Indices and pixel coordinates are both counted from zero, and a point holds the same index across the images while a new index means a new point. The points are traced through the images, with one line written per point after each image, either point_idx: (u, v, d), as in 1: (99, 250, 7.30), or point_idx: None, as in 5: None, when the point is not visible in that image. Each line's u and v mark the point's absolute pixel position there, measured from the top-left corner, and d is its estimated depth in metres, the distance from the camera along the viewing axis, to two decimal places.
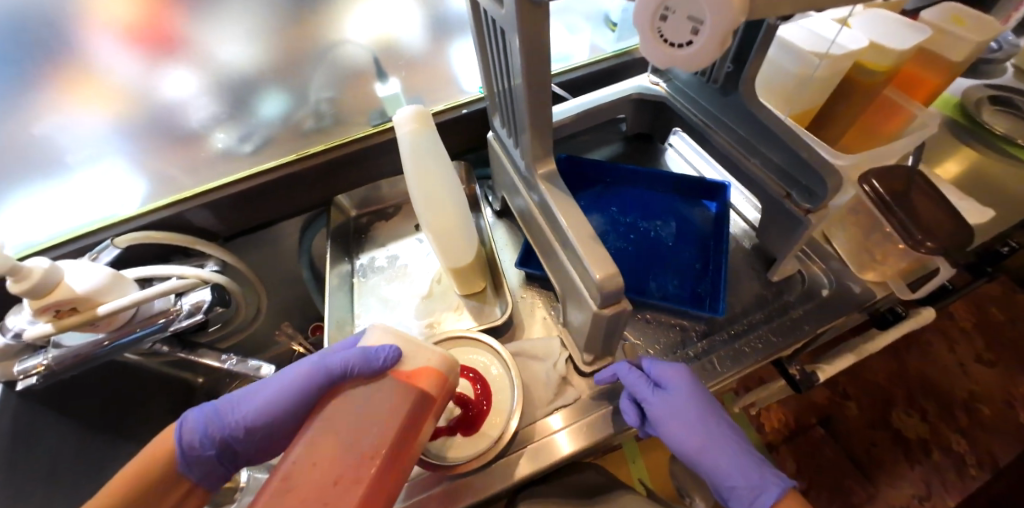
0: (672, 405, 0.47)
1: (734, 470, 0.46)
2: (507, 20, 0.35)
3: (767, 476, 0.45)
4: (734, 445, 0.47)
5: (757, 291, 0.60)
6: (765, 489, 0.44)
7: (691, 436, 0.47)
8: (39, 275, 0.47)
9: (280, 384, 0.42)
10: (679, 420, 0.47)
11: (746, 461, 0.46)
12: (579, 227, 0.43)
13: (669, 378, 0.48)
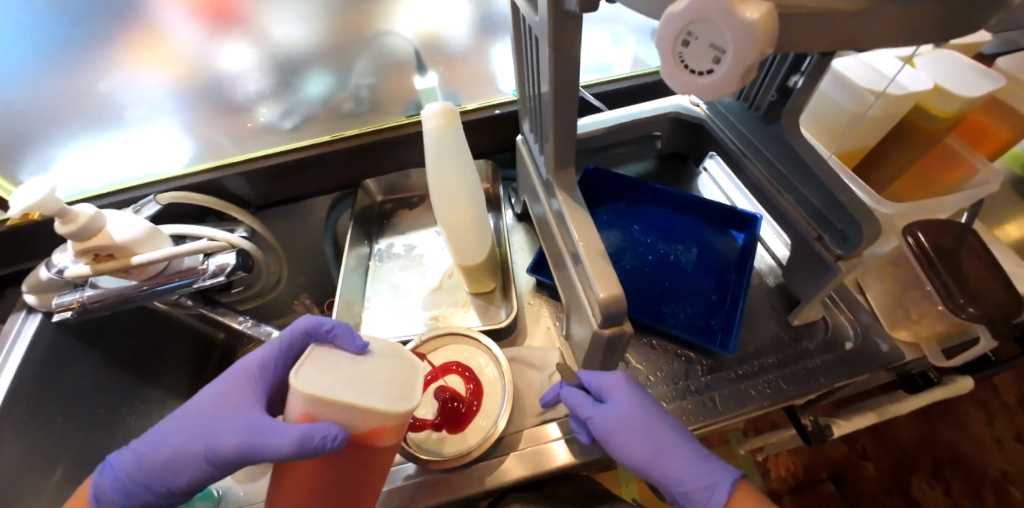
0: (617, 416, 0.45)
1: (686, 472, 0.44)
2: (540, 27, 0.35)
3: (718, 473, 0.44)
4: (685, 445, 0.45)
5: (774, 332, 0.57)
6: (715, 484, 0.43)
7: (642, 448, 0.44)
8: (83, 220, 0.51)
9: (199, 453, 0.40)
10: (627, 431, 0.45)
11: (696, 459, 0.44)
12: (590, 243, 0.43)
13: (610, 388, 0.47)
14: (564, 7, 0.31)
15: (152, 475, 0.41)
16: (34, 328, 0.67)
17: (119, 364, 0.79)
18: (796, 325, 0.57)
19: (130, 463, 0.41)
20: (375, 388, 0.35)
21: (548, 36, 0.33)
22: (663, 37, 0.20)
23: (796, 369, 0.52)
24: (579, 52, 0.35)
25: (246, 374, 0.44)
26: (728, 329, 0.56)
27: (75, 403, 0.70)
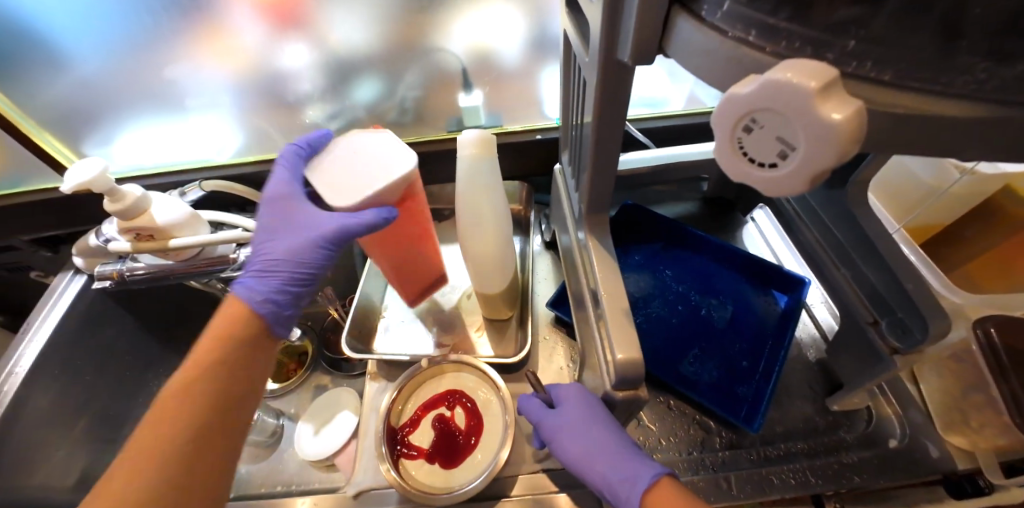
0: (562, 418, 0.45)
1: (612, 469, 0.42)
2: (591, 70, 0.32)
3: (642, 470, 0.41)
4: (622, 446, 0.43)
5: (807, 414, 0.52)
6: (634, 478, 0.40)
7: (577, 446, 0.44)
8: (129, 201, 0.53)
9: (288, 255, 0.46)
10: (568, 434, 0.44)
11: (630, 459, 0.42)
12: (614, 298, 0.40)
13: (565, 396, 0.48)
14: (616, 56, 0.28)
15: (286, 290, 0.46)
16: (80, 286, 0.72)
17: (149, 331, 0.83)
18: (834, 410, 0.52)
19: (261, 278, 0.46)
20: (381, 169, 0.43)
21: (596, 84, 0.31)
22: (724, 123, 0.18)
23: (828, 462, 0.47)
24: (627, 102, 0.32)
25: (283, 199, 0.47)
26: (755, 403, 0.51)
27: (101, 364, 0.75)
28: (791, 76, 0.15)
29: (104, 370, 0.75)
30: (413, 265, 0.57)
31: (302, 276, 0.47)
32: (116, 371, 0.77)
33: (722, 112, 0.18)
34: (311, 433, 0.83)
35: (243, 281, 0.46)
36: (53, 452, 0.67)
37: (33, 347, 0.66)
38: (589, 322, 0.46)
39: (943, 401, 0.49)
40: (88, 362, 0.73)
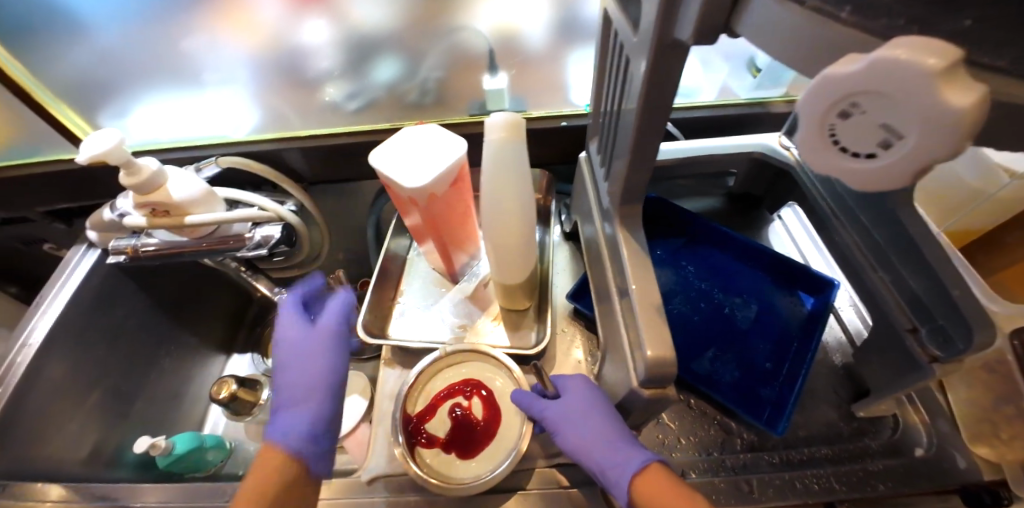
0: (565, 407, 0.45)
1: (606, 457, 0.41)
2: (637, 51, 0.30)
3: (637, 459, 0.41)
4: (620, 436, 0.43)
5: (830, 419, 0.51)
6: (626, 466, 0.40)
7: (574, 433, 0.44)
8: (145, 175, 0.52)
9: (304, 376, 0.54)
10: (569, 422, 0.44)
11: (627, 448, 0.42)
12: (644, 293, 0.38)
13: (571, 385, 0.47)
14: (671, 37, 0.27)
15: (318, 428, 0.50)
16: (91, 261, 0.72)
17: (161, 308, 0.83)
18: (860, 416, 0.50)
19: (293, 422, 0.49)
20: (445, 153, 0.47)
21: (646, 66, 0.29)
22: (816, 110, 0.17)
23: (854, 469, 0.46)
24: (676, 87, 0.31)
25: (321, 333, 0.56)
26: (779, 406, 0.50)
27: (114, 338, 0.75)
28: (902, 52, 0.14)
29: (116, 344, 0.75)
30: (457, 243, 0.58)
31: (328, 409, 0.52)
32: (128, 346, 0.77)
33: (813, 97, 0.17)
34: None
35: (276, 430, 0.49)
36: (66, 423, 0.68)
37: (45, 319, 0.67)
38: (614, 316, 0.45)
39: (974, 412, 0.47)
40: (101, 336, 0.73)
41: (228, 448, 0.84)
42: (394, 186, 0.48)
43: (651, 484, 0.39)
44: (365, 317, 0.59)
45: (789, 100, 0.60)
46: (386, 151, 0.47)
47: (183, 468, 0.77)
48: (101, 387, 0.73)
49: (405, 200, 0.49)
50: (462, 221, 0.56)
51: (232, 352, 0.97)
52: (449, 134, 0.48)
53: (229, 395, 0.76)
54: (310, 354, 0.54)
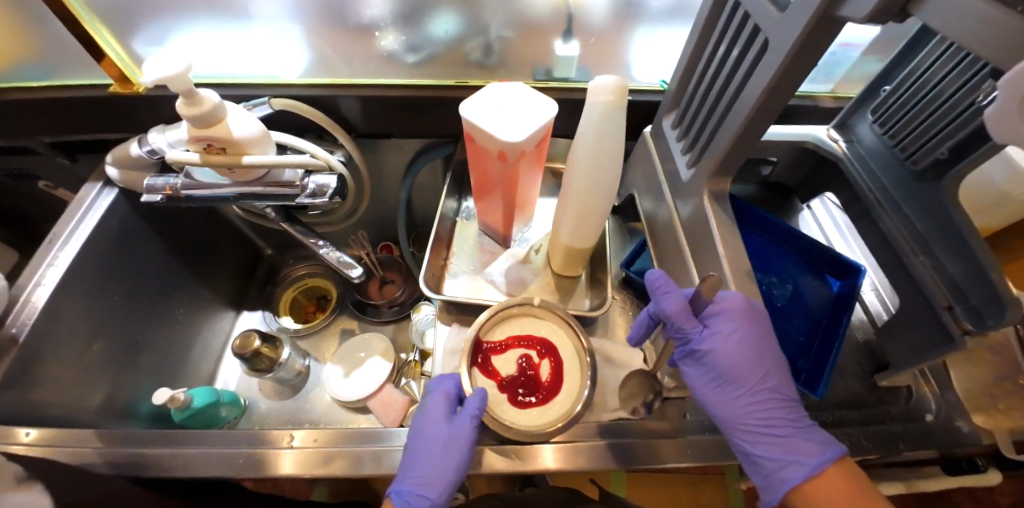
0: (724, 347, 0.45)
1: (767, 442, 0.45)
2: (784, 26, 0.32)
3: (812, 457, 0.43)
4: (786, 415, 0.45)
5: (855, 389, 0.57)
6: (800, 464, 0.43)
7: (722, 379, 0.46)
8: (207, 106, 0.49)
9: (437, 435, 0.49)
10: (726, 362, 0.46)
11: (799, 440, 0.44)
12: (735, 259, 0.42)
13: (740, 319, 0.44)
14: (835, 13, 0.29)
15: (443, 495, 0.48)
16: (110, 202, 0.67)
17: (174, 257, 0.79)
18: (880, 385, 0.57)
19: (421, 489, 0.48)
20: (537, 110, 0.46)
21: (793, 41, 0.31)
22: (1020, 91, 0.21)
23: (881, 429, 0.52)
24: (812, 65, 0.33)
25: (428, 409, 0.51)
26: (815, 374, 0.56)
27: (129, 285, 0.71)
28: None
29: (131, 292, 0.71)
30: (520, 204, 0.58)
31: (457, 478, 0.48)
32: (142, 293, 0.73)
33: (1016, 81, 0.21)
34: (341, 376, 0.82)
35: (400, 489, 0.48)
36: (82, 370, 0.64)
37: (62, 258, 0.62)
38: (692, 282, 0.48)
39: (975, 386, 0.55)
40: (118, 282, 0.69)
41: (243, 406, 0.82)
42: (483, 136, 0.47)
43: (828, 480, 0.42)
44: (425, 270, 0.60)
45: (835, 96, 0.64)
46: (477, 103, 0.47)
47: (198, 424, 0.74)
48: (116, 337, 0.69)
49: (490, 153, 0.48)
50: (531, 184, 0.56)
51: (242, 308, 0.95)
52: (540, 95, 0.47)
53: (253, 351, 0.74)
54: (442, 450, 0.48)
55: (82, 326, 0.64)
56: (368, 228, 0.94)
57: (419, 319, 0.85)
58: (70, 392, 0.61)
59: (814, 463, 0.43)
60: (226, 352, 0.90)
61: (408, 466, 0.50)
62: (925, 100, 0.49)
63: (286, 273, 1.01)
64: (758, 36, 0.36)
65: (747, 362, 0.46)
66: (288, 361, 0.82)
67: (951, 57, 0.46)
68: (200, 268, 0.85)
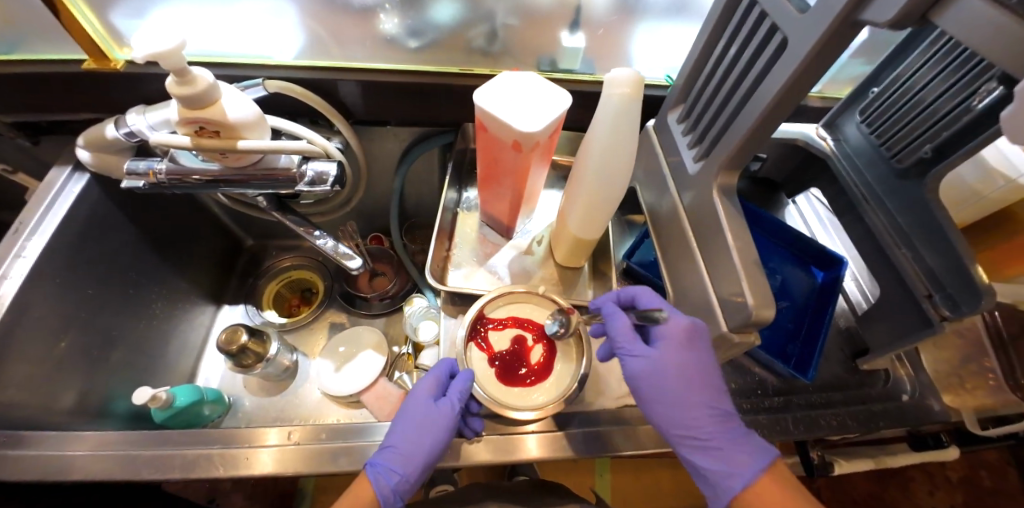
0: (662, 364, 0.49)
1: (707, 454, 0.47)
2: (804, 26, 0.34)
3: (749, 467, 0.46)
4: (724, 428, 0.48)
5: (838, 372, 0.62)
6: (737, 475, 0.46)
7: (660, 396, 0.49)
8: (201, 87, 0.45)
9: (421, 413, 0.52)
10: (662, 377, 0.49)
11: (735, 452, 0.47)
12: (745, 251, 0.44)
13: (678, 337, 0.48)
14: (857, 16, 0.30)
15: (415, 476, 0.49)
16: (82, 187, 0.63)
17: (151, 247, 0.74)
18: (861, 369, 0.62)
19: (396, 463, 0.49)
20: (549, 104, 0.45)
21: (815, 41, 0.33)
22: None
23: (862, 409, 0.57)
24: (829, 65, 0.34)
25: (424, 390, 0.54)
26: (804, 359, 0.59)
27: (103, 277, 0.67)
28: None
29: (105, 284, 0.67)
30: (525, 198, 0.58)
31: (431, 461, 0.50)
32: (115, 286, 0.69)
33: None
34: (331, 370, 0.78)
35: (376, 462, 0.49)
36: (55, 367, 0.60)
37: (30, 249, 0.59)
38: (697, 272, 0.50)
39: (944, 368, 0.61)
40: (91, 274, 0.65)
41: (226, 404, 0.78)
42: (495, 123, 0.46)
43: (762, 488, 0.45)
44: (430, 262, 0.60)
45: (822, 96, 0.68)
46: (491, 91, 0.46)
47: (180, 425, 0.70)
48: (89, 332, 0.64)
49: (502, 140, 0.48)
50: (538, 179, 0.56)
51: (222, 302, 0.91)
52: (554, 87, 0.46)
53: (239, 345, 0.71)
54: (422, 427, 0.51)
55: (51, 320, 0.59)
56: (357, 219, 0.91)
57: (409, 312, 0.80)
58: (42, 391, 0.58)
59: (749, 473, 0.46)
60: (207, 347, 0.86)
61: (387, 441, 0.51)
62: (911, 102, 0.52)
63: (270, 265, 0.97)
64: (777, 34, 0.37)
65: (693, 374, 0.49)
66: (276, 357, 0.78)
67: (939, 62, 0.49)
68: (179, 259, 0.80)
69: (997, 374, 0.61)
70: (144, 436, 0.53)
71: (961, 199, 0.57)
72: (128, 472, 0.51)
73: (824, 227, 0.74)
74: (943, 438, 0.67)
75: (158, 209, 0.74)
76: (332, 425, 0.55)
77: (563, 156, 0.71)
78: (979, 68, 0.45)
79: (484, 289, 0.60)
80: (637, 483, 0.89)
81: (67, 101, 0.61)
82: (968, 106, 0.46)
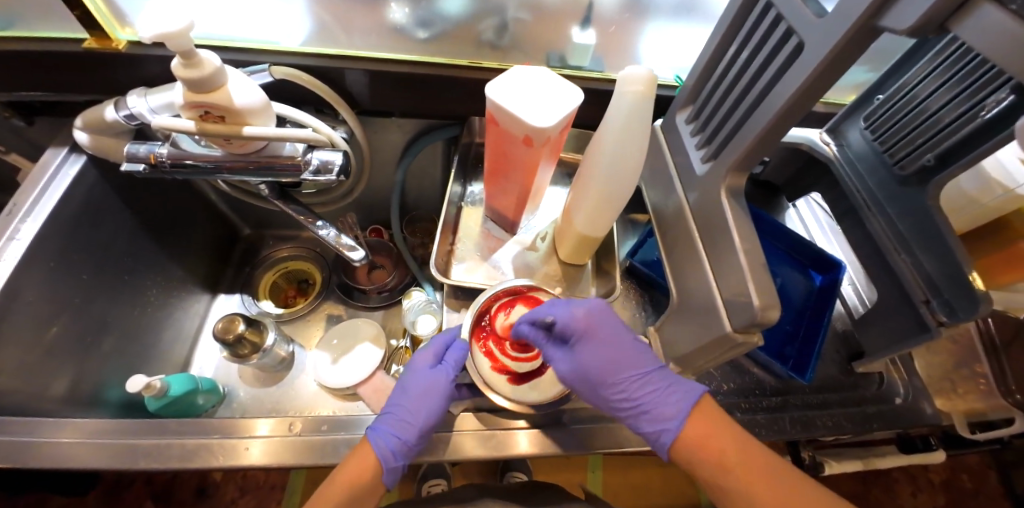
0: (578, 357, 0.51)
1: (644, 417, 0.50)
2: (822, 30, 0.34)
3: (676, 416, 0.48)
4: (644, 382, 0.50)
5: (834, 374, 0.63)
6: (669, 430, 0.48)
7: (593, 389, 0.51)
8: (208, 70, 0.44)
9: (423, 381, 0.53)
10: (584, 373, 0.51)
11: (664, 406, 0.49)
12: (752, 253, 0.44)
13: (579, 323, 0.51)
14: (876, 22, 0.31)
15: (416, 440, 0.50)
16: (78, 169, 0.62)
17: (147, 233, 0.73)
18: (856, 371, 0.63)
19: (397, 428, 0.50)
20: (562, 98, 0.45)
21: (833, 46, 0.33)
22: None
23: (857, 410, 0.58)
24: (845, 70, 0.35)
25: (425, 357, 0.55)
26: (801, 361, 0.60)
27: (97, 262, 0.65)
28: None
29: (99, 269, 0.66)
30: (531, 194, 0.58)
31: (431, 426, 0.51)
32: (109, 272, 0.67)
33: None
34: (328, 362, 0.77)
35: (377, 428, 0.51)
36: (47, 352, 0.58)
37: (24, 232, 0.57)
38: (702, 273, 0.50)
39: (936, 372, 0.63)
40: (86, 259, 0.64)
41: (221, 394, 0.77)
42: (506, 117, 0.46)
43: (697, 426, 0.48)
44: (433, 255, 0.60)
45: (827, 101, 0.68)
46: (502, 84, 0.46)
47: (173, 413, 0.69)
48: (82, 318, 0.63)
49: (512, 134, 0.47)
50: (546, 175, 0.56)
51: (217, 291, 0.90)
52: (566, 83, 0.46)
53: (236, 335, 0.70)
54: (423, 394, 0.52)
55: (44, 305, 0.58)
56: (357, 210, 0.90)
57: (408, 306, 0.79)
58: (33, 377, 0.56)
59: (677, 421, 0.48)
60: (201, 336, 0.84)
61: (388, 410, 0.53)
62: (915, 110, 0.52)
63: (267, 255, 0.96)
64: (794, 37, 0.37)
65: (605, 353, 0.51)
66: (273, 347, 0.77)
67: (945, 71, 0.50)
68: (175, 246, 0.79)
69: (988, 379, 0.63)
70: (140, 425, 0.52)
71: (961, 207, 0.58)
72: (122, 461, 0.50)
73: (823, 231, 0.75)
74: (932, 441, 0.68)
75: (155, 195, 0.73)
76: (332, 417, 0.55)
77: (568, 153, 0.71)
78: (985, 78, 0.45)
79: (486, 284, 0.60)
80: (630, 480, 0.90)
81: (63, 80, 0.59)
82: (973, 116, 0.47)
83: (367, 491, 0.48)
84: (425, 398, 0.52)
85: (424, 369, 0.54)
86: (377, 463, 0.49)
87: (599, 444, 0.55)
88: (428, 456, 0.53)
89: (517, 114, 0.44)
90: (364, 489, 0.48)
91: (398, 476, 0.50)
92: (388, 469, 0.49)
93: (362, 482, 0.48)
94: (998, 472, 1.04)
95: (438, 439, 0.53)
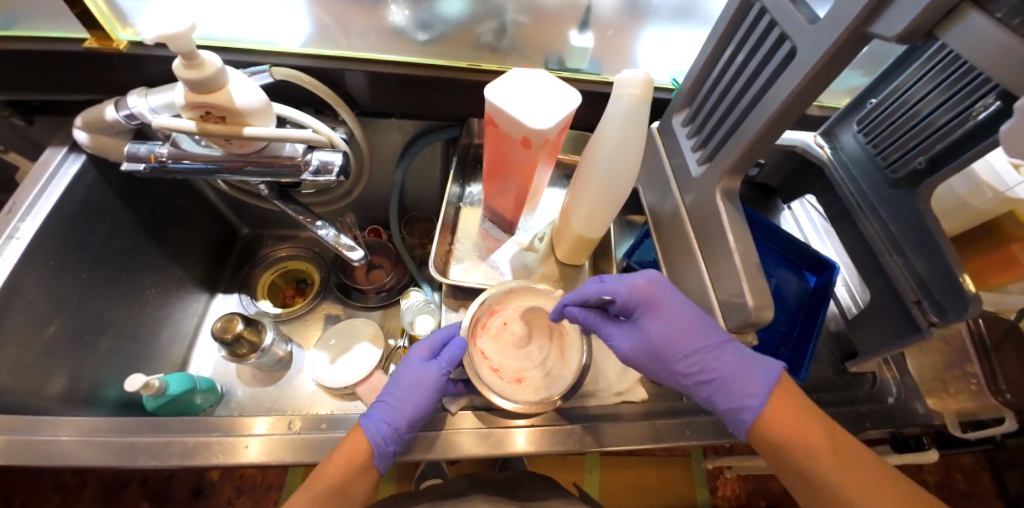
0: (643, 330, 0.52)
1: (719, 390, 0.50)
2: (814, 37, 0.35)
3: (757, 393, 0.48)
4: (718, 355, 0.49)
5: (827, 374, 0.65)
6: (751, 406, 0.48)
7: (660, 363, 0.52)
8: (209, 72, 0.45)
9: (417, 375, 0.54)
10: (651, 345, 0.52)
11: (747, 382, 0.48)
12: (746, 254, 0.45)
13: (639, 294, 0.52)
14: (866, 29, 0.31)
15: (406, 428, 0.51)
16: (77, 169, 0.63)
17: (145, 232, 0.73)
18: (849, 371, 0.65)
19: (388, 415, 0.51)
20: (560, 101, 0.45)
21: (824, 52, 0.34)
22: None
23: (850, 410, 0.60)
24: (836, 76, 0.35)
25: (422, 350, 0.56)
26: (796, 360, 0.61)
27: (97, 262, 0.66)
28: None
29: (98, 265, 0.66)
30: (531, 194, 0.58)
31: (421, 416, 0.51)
32: (106, 272, 0.67)
33: None
34: (326, 362, 0.77)
35: (370, 415, 0.51)
36: (43, 350, 0.58)
37: (24, 231, 0.58)
38: (697, 272, 0.51)
39: (929, 373, 0.64)
40: (83, 259, 0.64)
41: (219, 393, 0.78)
42: (505, 118, 0.46)
43: (778, 408, 0.47)
44: (432, 256, 0.61)
45: (820, 105, 0.69)
46: (501, 87, 0.46)
47: (171, 412, 0.69)
48: (80, 316, 0.63)
49: (511, 134, 0.48)
50: (544, 176, 0.56)
51: (215, 291, 0.90)
52: (565, 85, 0.46)
53: (235, 334, 0.70)
54: (417, 385, 0.53)
55: (39, 304, 0.58)
56: (356, 210, 0.91)
57: (407, 306, 0.79)
58: (32, 375, 0.56)
59: (759, 399, 0.48)
60: (199, 335, 0.85)
61: (382, 399, 0.54)
62: (907, 114, 0.53)
63: (265, 255, 0.96)
64: (787, 43, 0.38)
65: (689, 326, 0.50)
66: (271, 347, 0.77)
67: (936, 76, 0.50)
68: (172, 246, 0.79)
69: (979, 379, 0.64)
70: (141, 423, 0.52)
71: (952, 210, 0.59)
72: (121, 458, 0.50)
73: (816, 232, 0.77)
74: (924, 441, 0.68)
75: (153, 193, 0.73)
76: (331, 415, 0.55)
77: (567, 155, 0.72)
78: (977, 83, 0.46)
79: (483, 284, 0.61)
80: (624, 483, 0.90)
81: (64, 80, 0.60)
82: (963, 120, 0.47)
83: (356, 477, 0.49)
84: (420, 390, 0.53)
85: (419, 363, 0.55)
86: (370, 450, 0.49)
87: (598, 442, 0.55)
88: (425, 453, 0.53)
89: (514, 116, 0.45)
90: (354, 475, 0.48)
91: (387, 464, 0.50)
92: (381, 457, 0.49)
93: (353, 467, 0.48)
94: (985, 472, 1.05)
95: (436, 437, 0.54)
